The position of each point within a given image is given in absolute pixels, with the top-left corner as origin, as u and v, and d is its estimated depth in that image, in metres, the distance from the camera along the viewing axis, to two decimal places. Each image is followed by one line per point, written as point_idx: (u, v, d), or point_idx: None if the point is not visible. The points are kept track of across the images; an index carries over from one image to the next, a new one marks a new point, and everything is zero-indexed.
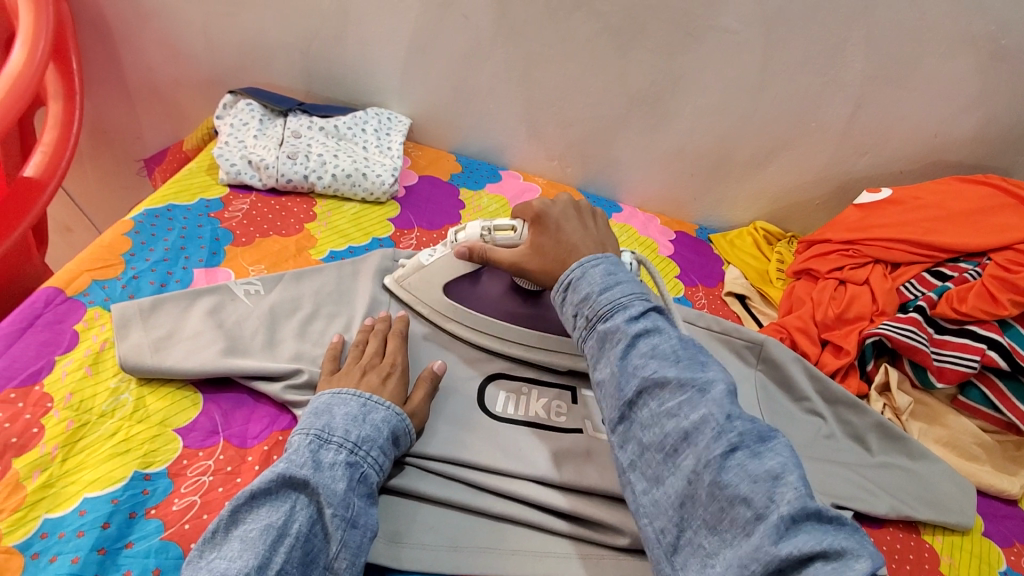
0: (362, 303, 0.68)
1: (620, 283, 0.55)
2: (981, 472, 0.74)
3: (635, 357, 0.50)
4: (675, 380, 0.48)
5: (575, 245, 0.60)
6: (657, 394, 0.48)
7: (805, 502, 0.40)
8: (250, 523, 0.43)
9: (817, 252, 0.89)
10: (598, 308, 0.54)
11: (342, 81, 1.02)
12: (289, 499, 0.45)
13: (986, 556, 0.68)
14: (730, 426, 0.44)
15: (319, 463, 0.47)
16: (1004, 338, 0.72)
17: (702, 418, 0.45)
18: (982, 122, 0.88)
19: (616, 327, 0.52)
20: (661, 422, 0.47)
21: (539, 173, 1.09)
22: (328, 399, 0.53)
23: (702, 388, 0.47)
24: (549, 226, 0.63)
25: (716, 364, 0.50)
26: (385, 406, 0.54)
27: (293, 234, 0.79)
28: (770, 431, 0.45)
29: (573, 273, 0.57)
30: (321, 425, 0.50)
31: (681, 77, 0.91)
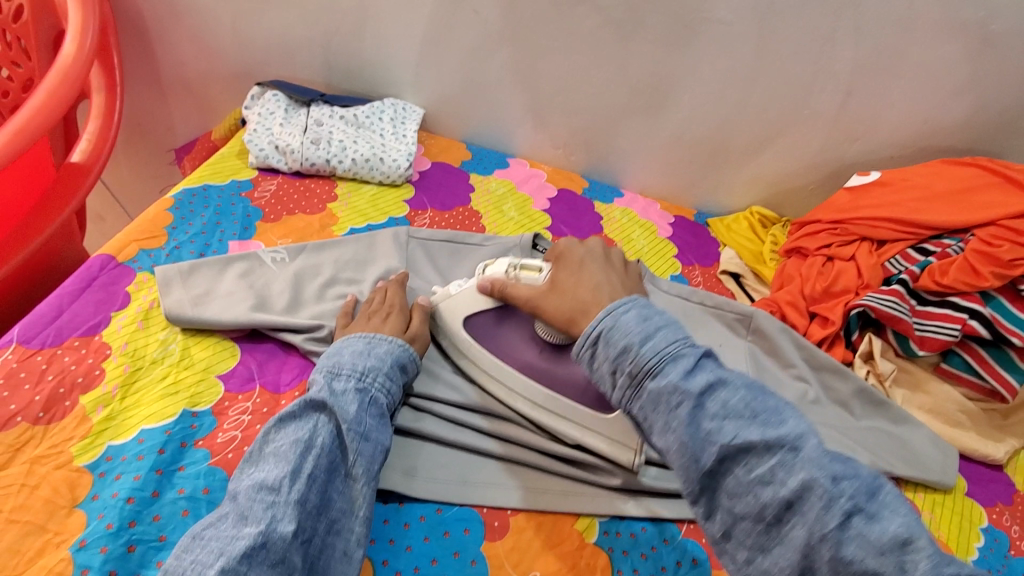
0: (375, 271, 0.76)
1: (661, 331, 0.48)
2: (965, 438, 0.78)
3: (705, 420, 0.44)
4: (761, 443, 0.43)
5: (599, 281, 0.56)
6: (744, 459, 0.43)
7: (940, 569, 0.36)
8: (282, 439, 0.50)
9: (807, 231, 0.94)
10: (644, 365, 0.47)
11: (361, 73, 1.09)
12: (312, 419, 0.52)
13: (967, 513, 0.72)
14: (838, 489, 0.40)
15: (333, 390, 0.55)
16: (986, 308, 0.76)
17: (804, 484, 0.41)
18: (970, 107, 0.93)
19: (675, 387, 0.46)
20: (755, 491, 0.42)
21: (545, 160, 1.15)
22: (339, 343, 0.61)
23: (793, 446, 0.42)
24: (573, 263, 0.60)
25: (790, 407, 0.45)
26: (387, 340, 0.62)
27: (316, 212, 0.85)
28: (874, 481, 0.42)
29: (603, 324, 0.50)
30: (332, 363, 0.58)
31: (679, 68, 0.97)
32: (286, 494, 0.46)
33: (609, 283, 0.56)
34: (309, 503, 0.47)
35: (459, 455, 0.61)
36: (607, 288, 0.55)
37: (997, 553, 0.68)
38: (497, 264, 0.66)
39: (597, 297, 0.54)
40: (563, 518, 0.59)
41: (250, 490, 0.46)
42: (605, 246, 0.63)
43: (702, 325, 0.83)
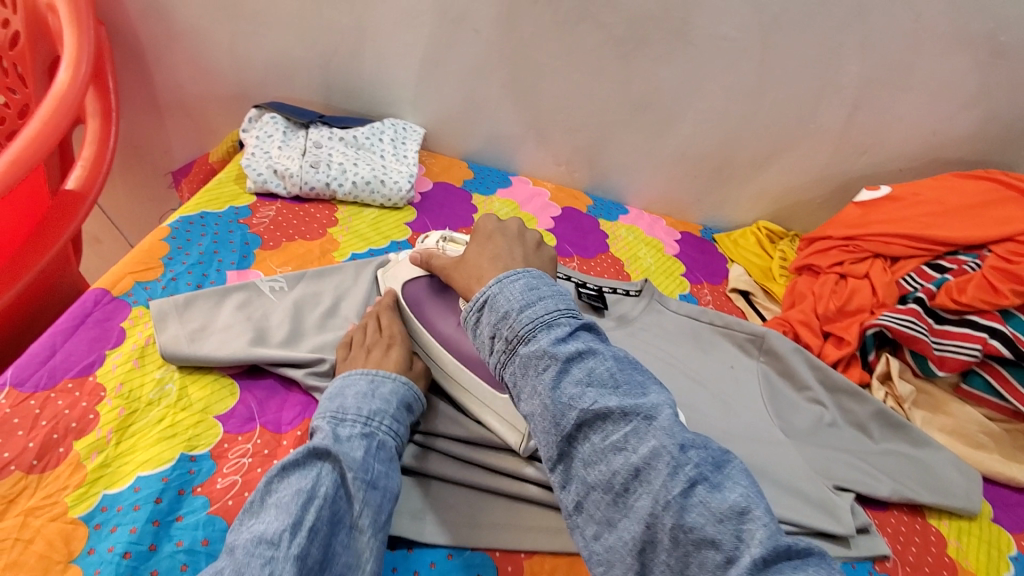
0: (365, 296, 0.75)
1: (543, 299, 0.48)
2: (990, 461, 0.75)
3: (568, 385, 0.44)
4: (618, 410, 0.43)
5: (498, 254, 0.57)
6: (601, 426, 0.43)
7: (775, 538, 0.37)
8: (283, 489, 0.48)
9: (817, 248, 0.92)
10: (519, 330, 0.47)
11: (360, 93, 1.08)
12: (316, 466, 0.49)
13: (995, 541, 0.70)
14: (685, 458, 0.40)
15: (338, 436, 0.53)
16: (1005, 326, 0.74)
17: (654, 451, 0.40)
18: (980, 119, 0.91)
19: (542, 352, 0.45)
20: (608, 458, 0.42)
21: (547, 178, 1.13)
22: (341, 382, 0.59)
23: (647, 416, 0.42)
24: (482, 236, 0.61)
25: (654, 383, 0.46)
26: (392, 379, 0.60)
27: (317, 238, 0.84)
28: (723, 456, 0.42)
29: (490, 291, 0.50)
30: (335, 407, 0.56)
31: (683, 83, 0.95)
32: (286, 550, 0.43)
33: (508, 255, 0.56)
34: (310, 558, 0.44)
35: (467, 494, 0.59)
36: (503, 258, 0.56)
37: None
38: (431, 238, 0.72)
39: (492, 267, 0.55)
40: (578, 559, 0.56)
41: (248, 544, 0.44)
42: (522, 226, 0.62)
43: (714, 348, 0.81)
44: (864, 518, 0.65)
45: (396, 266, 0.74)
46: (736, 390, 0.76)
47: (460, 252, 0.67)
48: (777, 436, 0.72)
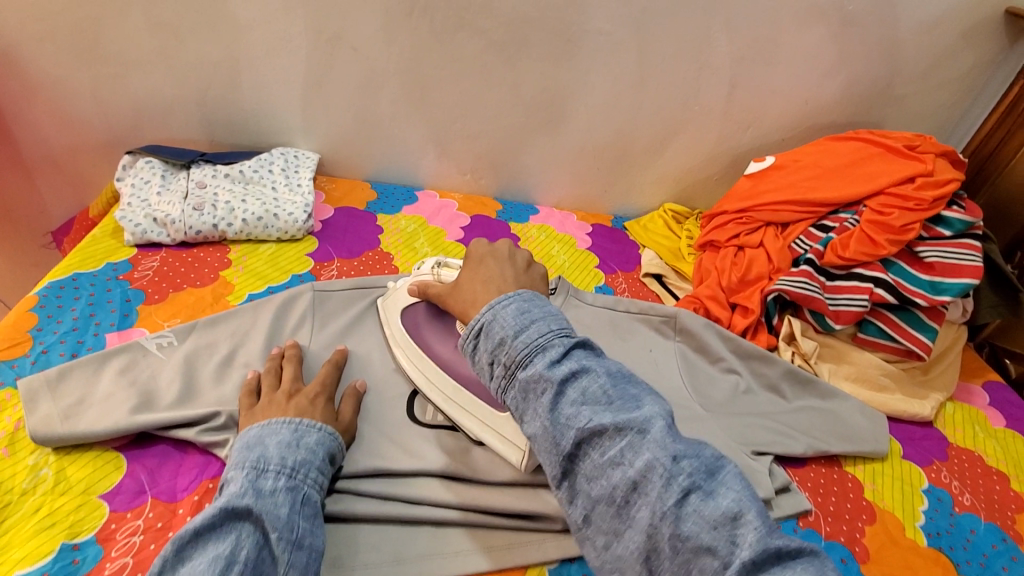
0: (263, 335, 0.71)
1: (535, 323, 0.48)
2: (893, 401, 0.80)
3: (565, 405, 0.44)
4: (611, 425, 0.42)
5: (491, 277, 0.58)
6: (597, 441, 0.43)
7: (767, 542, 0.37)
8: (198, 557, 0.43)
9: (716, 224, 0.96)
10: (516, 355, 0.47)
11: (245, 126, 1.03)
12: (234, 529, 0.45)
13: (908, 477, 0.74)
14: (678, 469, 0.40)
15: (260, 490, 0.48)
16: (888, 275, 0.80)
17: (649, 464, 0.40)
18: (842, 84, 0.98)
19: (538, 375, 0.45)
20: (607, 472, 0.42)
21: (454, 188, 1.12)
22: (261, 431, 0.55)
23: (640, 429, 0.42)
24: (474, 261, 0.62)
25: (649, 396, 0.45)
26: (317, 429, 0.57)
27: (208, 283, 0.79)
28: (718, 463, 0.42)
29: (484, 318, 0.50)
30: (255, 457, 0.52)
31: (571, 80, 0.97)
32: None
33: (499, 279, 0.57)
34: None
35: (389, 528, 0.57)
36: (496, 283, 0.56)
37: (943, 512, 0.70)
38: (426, 264, 0.73)
39: (484, 292, 0.56)
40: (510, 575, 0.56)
41: None
42: (513, 247, 0.63)
43: (632, 334, 0.82)
44: (784, 477, 0.68)
45: (394, 292, 0.76)
46: (656, 373, 0.78)
47: (452, 278, 0.67)
48: (696, 411, 0.74)
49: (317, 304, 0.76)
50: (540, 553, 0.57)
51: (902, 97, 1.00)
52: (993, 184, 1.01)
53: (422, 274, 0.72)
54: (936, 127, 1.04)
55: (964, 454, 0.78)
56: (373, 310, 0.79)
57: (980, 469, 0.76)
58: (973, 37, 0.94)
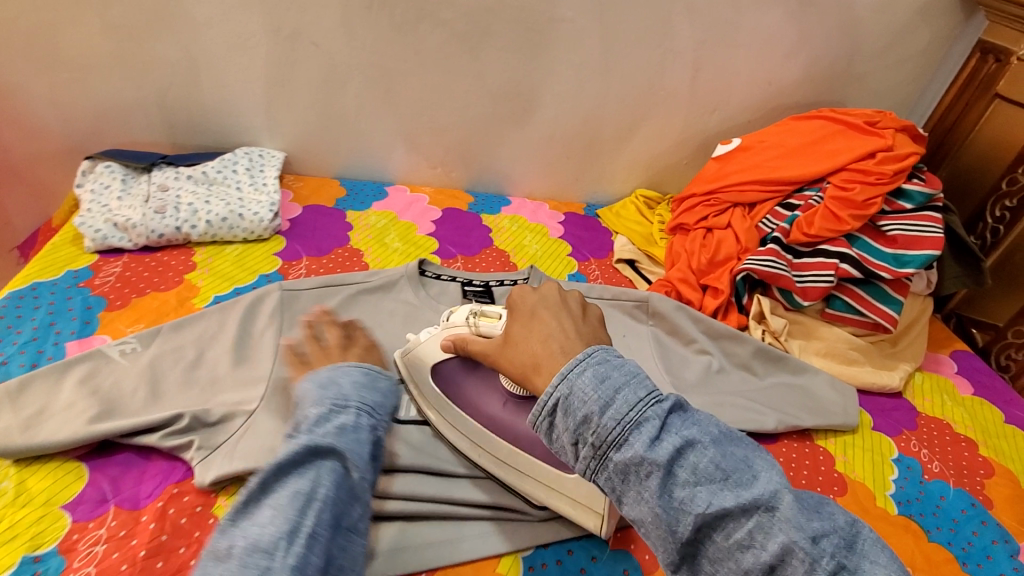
0: (230, 335, 0.70)
1: (621, 392, 0.42)
2: (862, 373, 0.82)
3: (678, 489, 0.39)
4: (736, 508, 0.39)
5: (550, 332, 0.49)
6: (720, 523, 0.39)
7: None
8: (284, 488, 0.47)
9: (685, 207, 0.97)
10: (608, 436, 0.41)
11: (208, 127, 1.01)
12: (315, 466, 0.49)
13: (879, 448, 0.75)
14: (815, 548, 0.38)
15: (338, 430, 0.52)
16: (852, 250, 0.81)
17: (785, 548, 0.37)
18: (804, 64, 0.99)
19: (641, 460, 0.39)
20: (735, 556, 0.39)
21: (425, 182, 1.11)
22: (335, 370, 0.58)
23: (768, 506, 0.39)
24: (525, 315, 0.53)
25: (758, 457, 0.42)
26: (385, 375, 0.62)
27: (172, 287, 0.78)
28: (841, 528, 0.40)
29: (559, 391, 0.43)
30: (333, 395, 0.55)
31: (537, 69, 0.96)
32: (283, 558, 0.43)
33: (561, 334, 0.48)
34: (310, 565, 0.44)
35: None
36: (559, 338, 0.48)
37: (912, 480, 0.71)
38: (459, 315, 0.63)
39: (547, 353, 0.48)
40: (482, 564, 0.57)
41: (244, 550, 0.42)
42: (564, 291, 0.54)
43: (607, 320, 0.81)
44: None
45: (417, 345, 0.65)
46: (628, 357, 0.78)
47: (498, 332, 0.58)
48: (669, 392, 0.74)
49: (286, 303, 0.74)
50: (512, 541, 0.58)
51: (863, 75, 1.01)
52: (953, 158, 1.02)
53: (457, 328, 0.62)
54: (897, 104, 1.06)
55: (933, 423, 0.79)
56: (343, 306, 0.77)
57: (948, 436, 0.77)
58: (929, 13, 0.95)
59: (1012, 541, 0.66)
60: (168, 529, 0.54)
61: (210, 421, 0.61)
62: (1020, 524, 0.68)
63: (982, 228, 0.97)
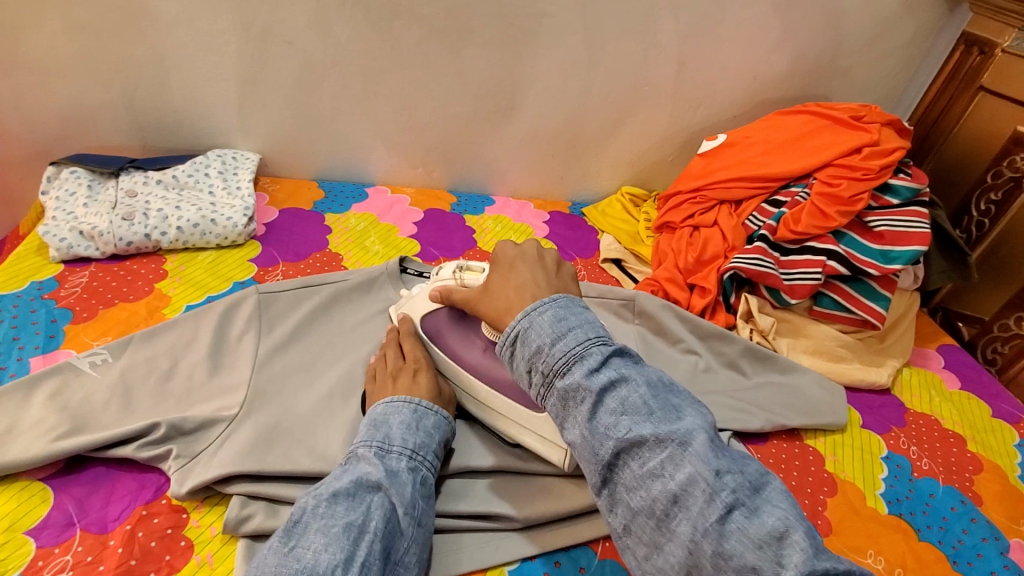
0: (203, 344, 0.66)
1: (573, 331, 0.47)
2: (850, 370, 0.81)
3: (605, 416, 0.44)
4: (652, 437, 0.42)
5: (524, 282, 0.53)
6: (638, 453, 0.42)
7: (814, 564, 0.36)
8: (335, 517, 0.47)
9: (671, 204, 0.96)
10: (554, 364, 0.46)
11: (179, 129, 0.98)
12: (366, 500, 0.49)
13: (868, 446, 0.74)
14: (721, 484, 0.40)
15: (388, 469, 0.52)
16: (840, 246, 0.80)
17: (689, 478, 0.40)
18: (788, 59, 0.98)
19: (578, 385, 0.44)
20: (647, 484, 0.42)
21: (407, 183, 1.08)
22: (384, 410, 0.58)
23: (682, 441, 0.42)
24: (503, 266, 0.57)
25: (690, 406, 0.45)
26: (434, 412, 0.59)
27: (142, 297, 0.75)
28: (760, 480, 0.42)
29: (520, 325, 0.49)
30: (381, 436, 0.55)
31: (519, 66, 0.94)
32: None
33: (533, 285, 0.52)
34: None
35: None
36: (530, 288, 0.52)
37: (902, 478, 0.70)
38: (447, 269, 0.69)
39: (517, 299, 0.52)
40: None
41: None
42: (541, 248, 0.58)
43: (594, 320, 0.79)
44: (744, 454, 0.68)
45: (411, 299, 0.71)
46: None
47: (479, 282, 0.64)
48: None
49: (263, 308, 0.71)
50: (496, 554, 0.56)
51: (848, 69, 1.01)
52: (937, 152, 1.02)
53: (444, 281, 0.68)
54: (881, 97, 1.05)
55: (921, 419, 0.79)
56: (324, 308, 0.74)
57: (936, 432, 0.77)
58: (912, 6, 0.95)
59: (1002, 537, 0.65)
60: (137, 554, 0.51)
61: (188, 429, 0.58)
62: (1009, 520, 0.68)
63: (967, 221, 0.96)
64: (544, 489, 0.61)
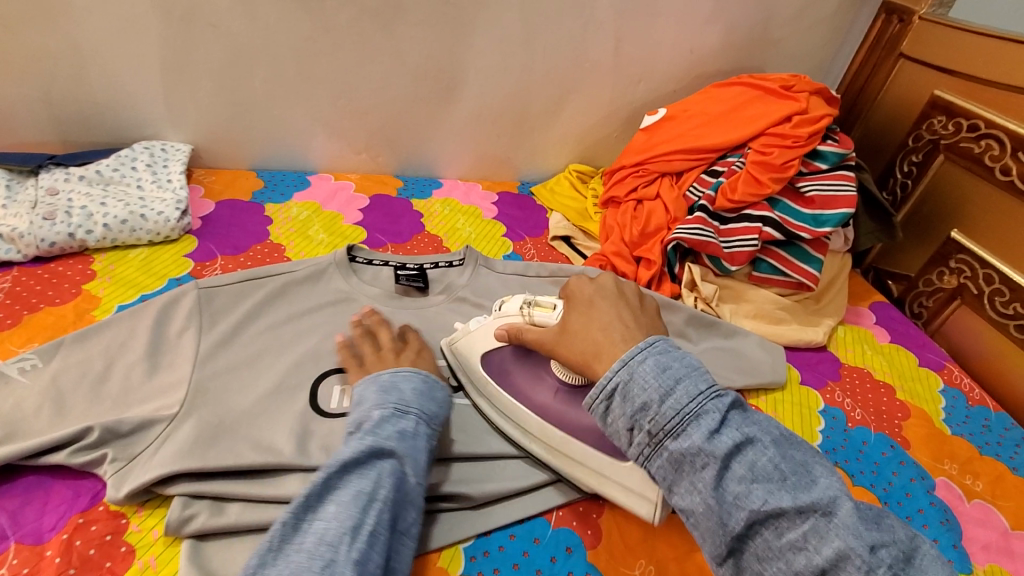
0: (142, 344, 0.64)
1: (682, 383, 0.47)
2: (788, 331, 0.85)
3: (734, 483, 0.43)
4: (792, 508, 0.42)
5: (610, 319, 0.56)
6: (774, 523, 0.42)
7: None
8: (346, 487, 0.47)
9: (616, 179, 0.97)
10: (664, 424, 0.46)
11: (102, 122, 0.92)
12: (376, 468, 0.48)
13: (807, 401, 0.78)
14: (874, 557, 0.40)
15: (398, 435, 0.51)
16: (774, 213, 0.83)
17: (840, 553, 0.40)
18: (721, 31, 1.00)
19: (700, 451, 0.44)
20: (788, 556, 0.41)
21: (351, 169, 1.06)
22: (394, 376, 0.57)
23: (825, 511, 0.41)
24: (583, 303, 0.59)
25: (817, 463, 0.45)
26: (443, 388, 0.60)
27: (69, 300, 0.71)
28: (905, 545, 0.42)
29: (619, 377, 0.49)
30: (393, 402, 0.54)
31: (458, 46, 0.93)
32: (346, 553, 0.42)
33: (620, 323, 0.55)
34: (372, 562, 0.43)
35: None
36: (619, 326, 0.55)
37: (838, 429, 0.75)
38: (513, 303, 0.67)
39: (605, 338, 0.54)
40: (424, 558, 0.55)
41: (313, 546, 0.43)
42: (616, 281, 0.62)
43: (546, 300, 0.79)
44: None
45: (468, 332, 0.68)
46: None
47: (551, 322, 0.62)
48: None
49: (204, 303, 0.69)
50: (449, 533, 0.56)
51: (779, 40, 1.03)
52: (865, 119, 1.07)
53: (512, 318, 0.66)
54: (811, 68, 1.09)
55: (855, 373, 0.83)
56: (270, 299, 0.72)
57: (869, 384, 0.82)
58: None
59: (928, 477, 0.70)
60: (75, 562, 0.50)
61: (125, 431, 0.56)
62: (934, 460, 0.73)
63: (893, 183, 1.00)
64: (497, 466, 0.63)
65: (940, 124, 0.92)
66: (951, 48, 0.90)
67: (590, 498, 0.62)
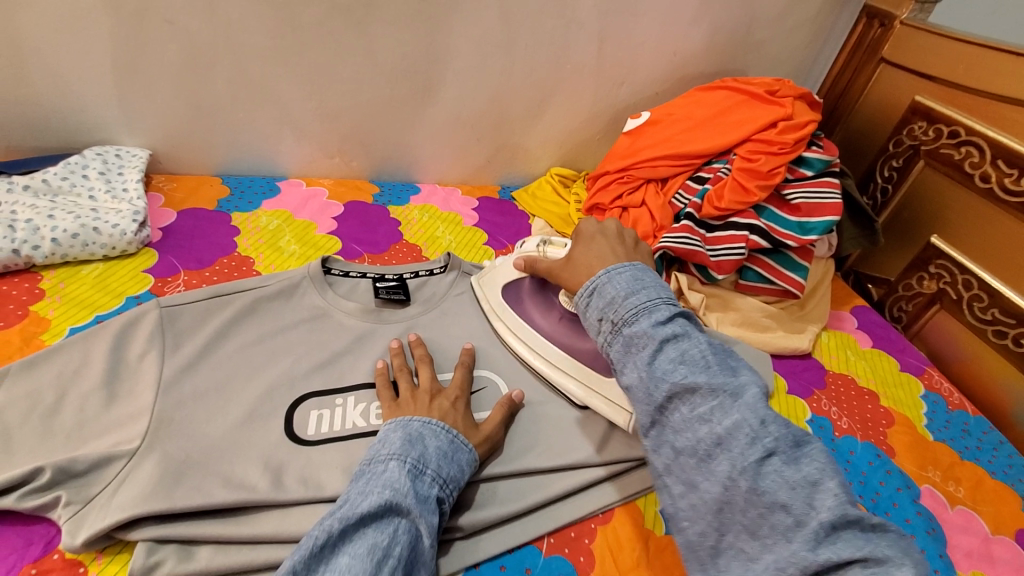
0: (97, 371, 0.59)
1: (645, 289, 0.55)
2: (775, 339, 0.85)
3: (664, 361, 0.50)
4: (707, 386, 0.47)
5: (603, 253, 0.63)
6: (689, 399, 0.48)
7: (845, 508, 0.40)
8: (361, 539, 0.44)
9: (600, 185, 0.95)
10: (624, 314, 0.54)
11: (50, 125, 0.85)
12: (392, 524, 0.46)
13: (795, 411, 0.77)
14: (765, 431, 0.44)
15: (418, 492, 0.48)
16: (761, 221, 0.82)
17: (736, 424, 0.45)
18: (704, 32, 0.98)
19: (643, 333, 0.52)
20: (694, 427, 0.47)
21: (324, 174, 1.01)
22: (419, 425, 0.55)
23: (734, 393, 0.47)
24: (586, 237, 0.66)
25: (746, 369, 0.51)
26: (468, 447, 0.55)
27: (14, 322, 0.65)
28: (804, 436, 0.45)
29: (600, 280, 0.58)
30: (416, 453, 0.51)
31: (435, 46, 0.89)
32: None
33: (612, 253, 0.62)
34: None
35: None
36: (610, 258, 0.62)
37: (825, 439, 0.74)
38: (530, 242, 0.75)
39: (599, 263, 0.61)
40: None
41: None
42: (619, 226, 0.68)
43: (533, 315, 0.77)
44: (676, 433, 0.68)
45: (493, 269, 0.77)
46: None
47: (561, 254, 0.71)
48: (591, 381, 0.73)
49: (167, 323, 0.64)
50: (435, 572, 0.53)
51: (761, 42, 1.02)
52: (845, 123, 1.08)
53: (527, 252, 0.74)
54: (792, 70, 1.08)
55: (839, 379, 0.84)
56: (237, 319, 0.67)
57: (854, 391, 0.82)
58: None
59: (914, 485, 0.71)
60: None
61: (79, 470, 0.51)
62: (919, 468, 0.73)
63: (873, 188, 1.01)
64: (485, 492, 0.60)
65: (920, 130, 0.92)
66: (930, 54, 0.90)
67: (582, 524, 0.59)
